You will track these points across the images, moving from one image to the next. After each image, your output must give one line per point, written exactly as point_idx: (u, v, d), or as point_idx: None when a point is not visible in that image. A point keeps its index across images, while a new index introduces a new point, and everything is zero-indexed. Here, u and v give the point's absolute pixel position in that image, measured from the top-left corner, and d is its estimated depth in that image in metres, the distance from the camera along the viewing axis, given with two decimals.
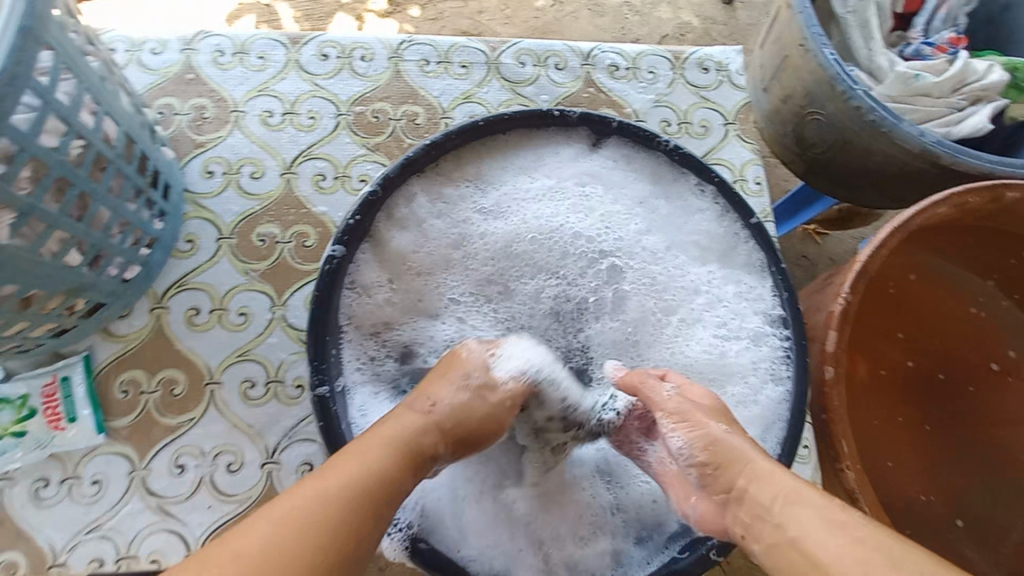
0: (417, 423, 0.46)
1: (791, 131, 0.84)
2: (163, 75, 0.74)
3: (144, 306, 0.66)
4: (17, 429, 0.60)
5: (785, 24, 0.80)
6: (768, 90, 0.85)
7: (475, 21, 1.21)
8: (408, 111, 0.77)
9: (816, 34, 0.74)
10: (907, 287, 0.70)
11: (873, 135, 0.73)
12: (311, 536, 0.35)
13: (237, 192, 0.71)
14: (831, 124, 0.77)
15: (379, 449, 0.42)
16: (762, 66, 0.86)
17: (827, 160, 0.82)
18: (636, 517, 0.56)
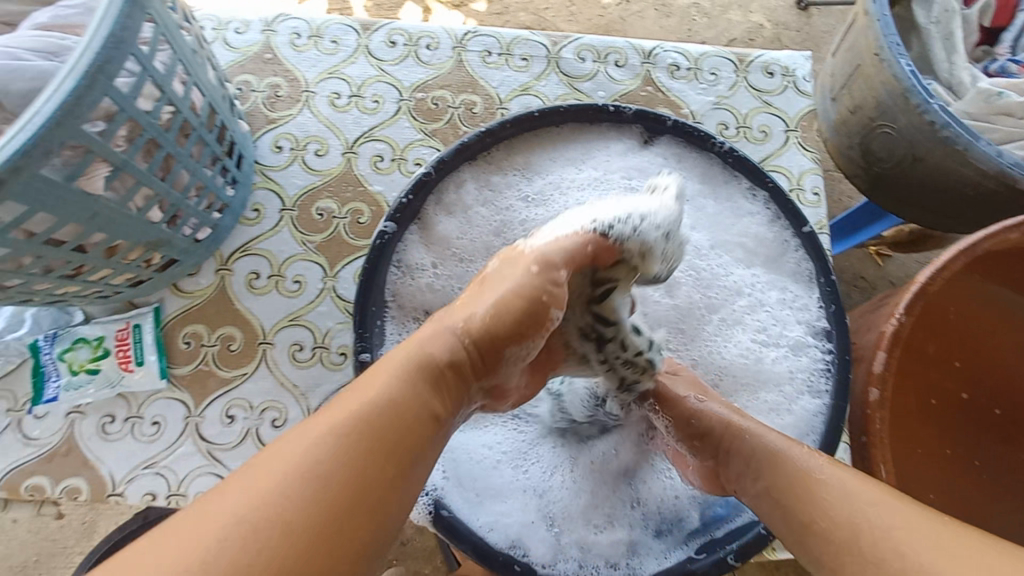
0: (439, 332, 0.44)
1: (858, 143, 0.81)
2: (244, 53, 0.79)
3: (210, 266, 0.71)
4: (92, 367, 0.67)
5: (861, 31, 0.77)
6: (837, 100, 0.82)
7: (539, 17, 1.22)
8: (467, 99, 0.79)
9: (893, 44, 0.71)
10: (973, 315, 0.66)
11: (946, 152, 0.70)
12: (339, 445, 0.36)
13: (302, 167, 0.75)
14: (901, 137, 0.74)
15: (406, 361, 0.41)
16: (833, 75, 0.84)
17: (896, 176, 0.78)
18: (653, 511, 0.57)
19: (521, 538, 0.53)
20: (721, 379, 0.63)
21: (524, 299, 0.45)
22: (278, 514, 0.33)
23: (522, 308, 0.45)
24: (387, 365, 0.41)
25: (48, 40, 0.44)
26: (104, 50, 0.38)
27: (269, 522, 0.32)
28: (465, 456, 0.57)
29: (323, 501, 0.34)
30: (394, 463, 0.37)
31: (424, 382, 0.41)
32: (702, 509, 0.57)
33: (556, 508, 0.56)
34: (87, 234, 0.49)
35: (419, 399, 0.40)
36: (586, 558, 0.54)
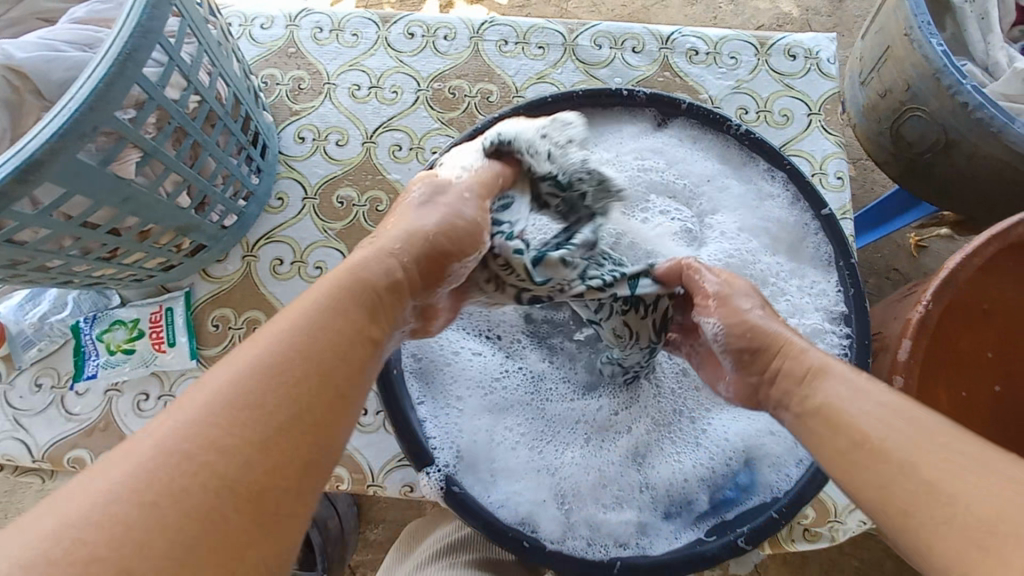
0: (366, 257, 0.43)
1: (887, 128, 0.79)
2: (268, 47, 0.82)
3: (237, 252, 0.74)
4: (128, 347, 0.70)
5: (891, 13, 0.75)
6: (867, 83, 0.80)
7: (561, 9, 1.22)
8: (483, 89, 0.80)
9: (924, 22, 0.70)
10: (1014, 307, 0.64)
11: (981, 135, 0.68)
12: (262, 371, 0.34)
13: (323, 157, 0.78)
14: (933, 120, 0.72)
15: (327, 287, 0.40)
16: (863, 58, 0.82)
17: (927, 162, 0.76)
18: (662, 493, 0.57)
19: (530, 515, 0.54)
20: None
21: (450, 223, 0.47)
22: (203, 443, 0.31)
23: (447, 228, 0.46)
24: (307, 294, 0.40)
25: (85, 33, 0.47)
26: (133, 38, 0.40)
27: (196, 454, 0.30)
28: (474, 433, 0.58)
29: (252, 424, 0.32)
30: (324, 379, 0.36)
31: (349, 301, 0.40)
32: (712, 492, 0.57)
33: (567, 488, 0.56)
34: (121, 217, 0.52)
35: (345, 318, 0.39)
36: (595, 537, 0.54)
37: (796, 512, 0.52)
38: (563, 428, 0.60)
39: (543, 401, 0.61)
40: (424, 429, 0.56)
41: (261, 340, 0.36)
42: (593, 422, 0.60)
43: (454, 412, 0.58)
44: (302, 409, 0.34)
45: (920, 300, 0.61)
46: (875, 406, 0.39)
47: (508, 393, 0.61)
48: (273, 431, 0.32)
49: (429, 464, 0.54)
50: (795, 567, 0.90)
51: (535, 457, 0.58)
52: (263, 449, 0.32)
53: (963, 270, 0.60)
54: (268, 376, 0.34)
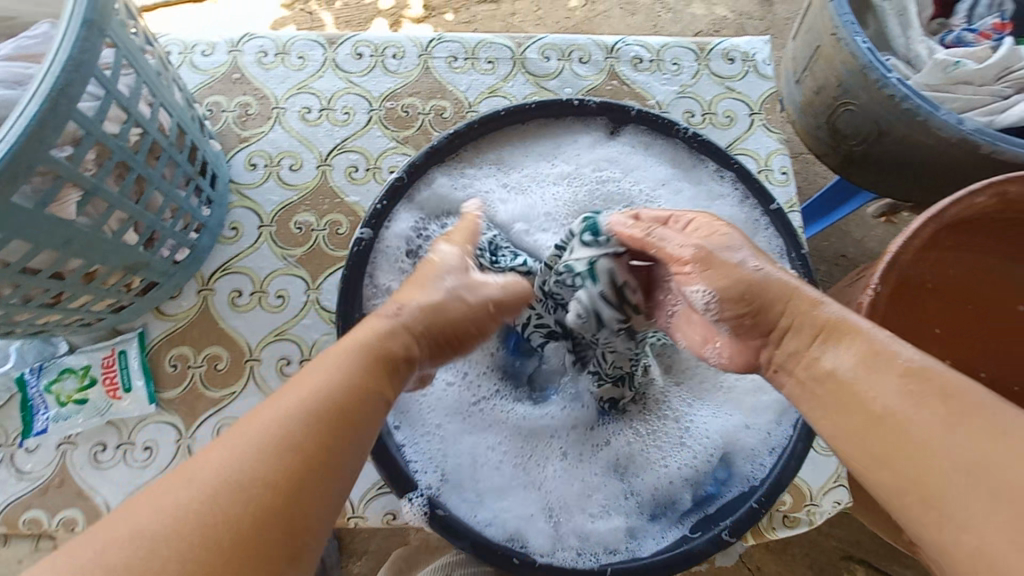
0: (391, 326, 0.44)
1: (824, 122, 0.84)
2: (211, 74, 0.80)
3: (192, 287, 0.71)
4: (80, 397, 0.67)
5: (818, 14, 0.79)
6: (801, 82, 0.85)
7: (508, 23, 1.24)
8: (436, 105, 0.80)
9: (848, 22, 0.74)
10: (951, 283, 0.69)
11: (909, 124, 0.72)
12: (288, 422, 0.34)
13: (277, 183, 0.76)
14: (865, 113, 0.76)
15: (344, 349, 0.41)
16: (795, 58, 0.86)
17: (863, 152, 0.81)
18: (647, 495, 0.58)
19: (519, 531, 0.54)
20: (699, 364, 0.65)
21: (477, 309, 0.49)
22: (215, 500, 0.30)
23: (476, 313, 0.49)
24: (325, 354, 0.40)
25: (13, 70, 0.45)
26: (65, 73, 0.38)
27: (216, 504, 0.30)
28: (458, 456, 0.57)
29: (278, 479, 0.32)
30: (342, 438, 0.36)
31: (369, 363, 0.40)
32: (694, 489, 0.57)
33: (554, 501, 0.57)
34: (63, 260, 0.49)
35: (364, 377, 0.39)
36: (585, 546, 0.54)
37: (775, 499, 0.53)
38: (547, 441, 0.60)
39: (527, 417, 0.61)
40: (404, 455, 0.55)
41: (287, 398, 0.36)
42: (577, 433, 0.60)
43: (437, 436, 0.58)
44: (326, 466, 0.34)
45: (870, 285, 0.63)
46: (896, 377, 0.38)
47: (489, 413, 0.60)
48: (297, 488, 0.32)
49: (412, 489, 0.52)
50: (777, 552, 0.93)
51: (521, 473, 0.58)
52: (283, 507, 0.32)
53: (905, 255, 0.63)
54: (291, 434, 0.34)
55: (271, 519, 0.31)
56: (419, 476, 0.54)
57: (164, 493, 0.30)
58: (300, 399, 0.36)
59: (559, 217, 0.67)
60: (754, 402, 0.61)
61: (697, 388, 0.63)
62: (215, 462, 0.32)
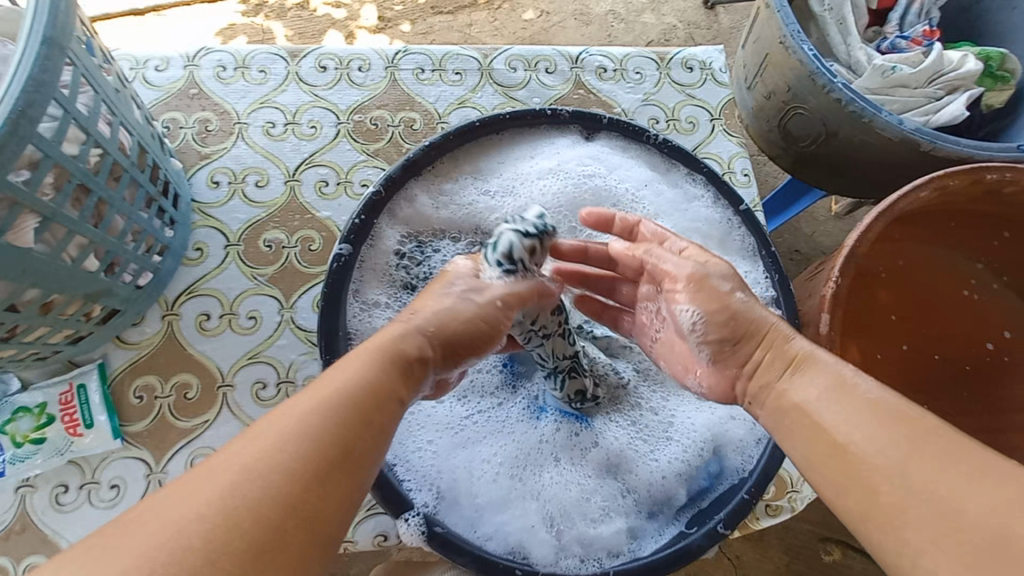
0: (405, 330, 0.45)
1: (776, 125, 0.87)
2: (166, 90, 0.77)
3: (155, 313, 0.68)
4: (37, 436, 0.62)
5: (764, 24, 0.83)
6: (751, 88, 0.88)
7: (465, 34, 1.25)
8: (405, 117, 0.80)
9: (794, 31, 0.78)
10: (902, 273, 0.73)
11: (856, 125, 0.76)
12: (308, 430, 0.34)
13: (242, 200, 0.73)
14: (814, 116, 0.81)
15: (357, 359, 0.40)
16: (745, 66, 0.90)
17: (814, 153, 0.85)
18: (641, 494, 0.59)
19: (520, 543, 0.54)
20: None
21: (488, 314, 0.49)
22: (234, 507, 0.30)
23: (488, 320, 0.49)
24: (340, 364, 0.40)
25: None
26: (25, 94, 0.36)
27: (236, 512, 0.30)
28: (453, 471, 0.57)
29: (298, 495, 0.32)
30: (359, 450, 0.36)
31: (383, 373, 0.40)
32: (687, 484, 0.59)
33: (553, 509, 0.57)
34: (19, 292, 0.46)
35: (379, 388, 0.39)
36: (587, 552, 0.55)
37: (765, 488, 0.55)
38: (541, 449, 0.60)
39: (517, 425, 0.61)
40: (398, 475, 0.54)
41: (302, 409, 0.35)
42: (568, 437, 0.61)
43: (430, 452, 0.57)
44: (345, 480, 0.34)
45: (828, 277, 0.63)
46: (861, 403, 0.41)
47: (480, 424, 0.61)
48: (317, 502, 0.32)
49: (407, 509, 0.51)
50: (755, 541, 0.96)
51: (516, 483, 0.58)
52: (304, 522, 0.31)
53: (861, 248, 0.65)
54: (309, 447, 0.34)
55: (292, 533, 0.31)
56: (415, 496, 0.53)
57: (182, 495, 0.30)
58: (316, 410, 0.35)
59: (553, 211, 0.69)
60: None
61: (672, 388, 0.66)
62: (226, 477, 0.31)
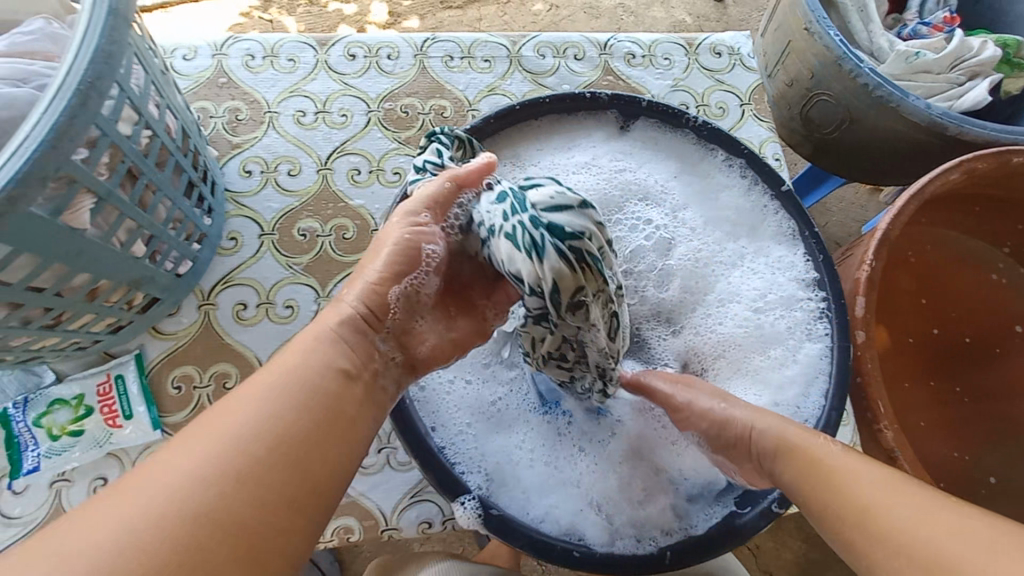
0: (330, 311, 0.45)
1: (797, 114, 0.81)
2: (196, 79, 0.76)
3: (191, 303, 0.67)
4: (75, 428, 0.62)
5: (787, 10, 0.78)
6: (772, 77, 0.82)
7: (474, 28, 1.24)
8: (436, 104, 0.79)
9: (820, 17, 0.72)
10: (925, 258, 0.69)
11: (881, 111, 0.71)
12: (262, 433, 0.36)
13: (276, 189, 0.73)
14: (836, 103, 0.75)
15: (298, 363, 0.40)
16: (764, 54, 0.84)
17: (837, 141, 0.79)
18: (685, 480, 0.58)
19: (572, 526, 0.53)
20: (726, 353, 0.64)
21: (402, 252, 0.45)
22: (184, 508, 0.33)
23: (393, 250, 0.45)
24: (272, 366, 0.40)
25: (16, 66, 0.45)
26: (92, 66, 0.36)
27: (184, 513, 0.32)
28: (493, 456, 0.56)
29: (226, 508, 0.33)
30: (299, 456, 0.37)
31: (320, 375, 0.40)
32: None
33: (598, 494, 0.56)
34: (71, 276, 0.45)
35: (315, 393, 0.39)
36: (642, 534, 0.54)
37: None
38: (575, 435, 0.58)
39: (546, 410, 0.59)
40: (447, 458, 0.54)
41: (232, 420, 0.37)
42: (586, 427, 0.58)
43: (470, 435, 0.56)
44: (286, 486, 0.36)
45: (862, 260, 0.60)
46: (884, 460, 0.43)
47: (512, 409, 0.59)
48: (249, 510, 0.34)
49: (462, 493, 0.51)
50: (776, 531, 0.95)
51: (558, 469, 0.56)
52: (238, 529, 0.33)
53: (895, 230, 0.60)
54: (237, 458, 0.35)
55: (220, 540, 0.33)
56: (469, 477, 0.53)
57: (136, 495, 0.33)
58: (248, 424, 0.36)
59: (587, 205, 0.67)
60: (779, 376, 0.62)
61: (711, 374, 0.64)
62: (155, 492, 0.33)
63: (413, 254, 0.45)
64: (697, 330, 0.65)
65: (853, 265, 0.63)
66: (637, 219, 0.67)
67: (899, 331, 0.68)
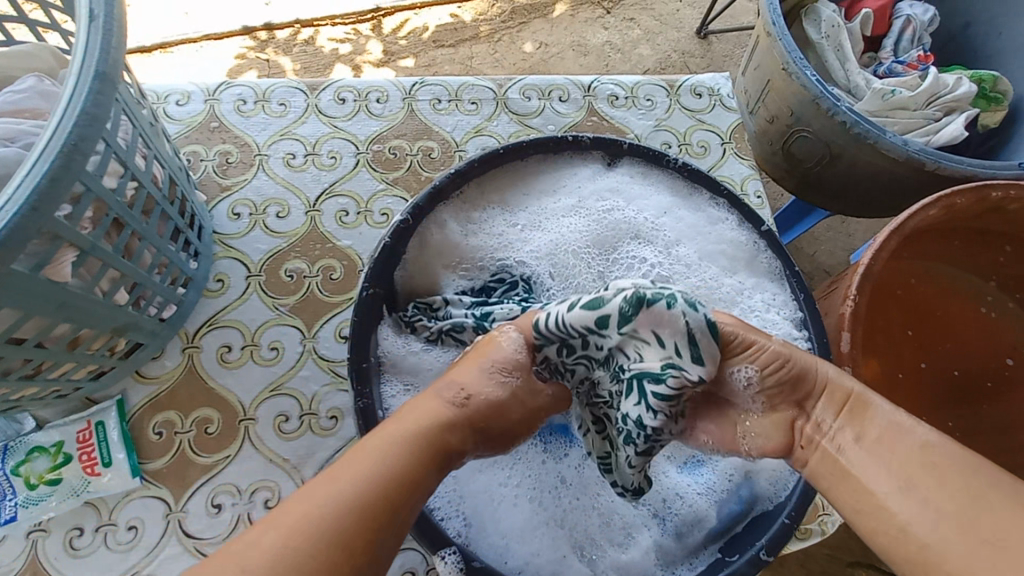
0: (456, 411, 0.43)
1: (779, 149, 0.83)
2: (187, 124, 0.78)
3: (176, 346, 0.67)
4: (52, 477, 0.60)
5: (765, 51, 0.79)
6: (754, 113, 0.84)
7: (466, 66, 1.27)
8: (423, 146, 0.81)
9: (797, 58, 0.73)
10: (914, 291, 0.69)
11: (859, 147, 0.72)
12: (384, 489, 0.36)
13: (263, 231, 0.73)
14: (818, 139, 0.76)
15: (391, 443, 0.39)
16: (744, 92, 0.86)
17: (819, 176, 0.81)
18: (671, 514, 0.57)
19: None
20: None
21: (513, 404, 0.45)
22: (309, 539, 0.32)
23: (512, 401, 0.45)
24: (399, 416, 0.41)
25: (5, 125, 0.46)
26: (78, 128, 0.37)
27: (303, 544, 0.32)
28: (475, 499, 0.54)
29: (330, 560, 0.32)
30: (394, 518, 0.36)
31: (431, 452, 0.40)
32: (720, 507, 0.56)
33: (580, 536, 0.55)
34: (51, 328, 0.45)
35: (411, 463, 0.38)
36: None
37: (805, 511, 0.52)
38: (552, 459, 0.58)
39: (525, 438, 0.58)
40: (426, 505, 0.53)
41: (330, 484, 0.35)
42: (576, 459, 0.58)
43: (451, 477, 0.55)
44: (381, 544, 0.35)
45: (845, 295, 0.61)
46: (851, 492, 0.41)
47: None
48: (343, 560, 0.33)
49: (444, 545, 0.49)
50: None
51: (539, 508, 0.56)
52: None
53: (878, 264, 0.61)
54: (350, 504, 0.34)
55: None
56: (448, 526, 0.52)
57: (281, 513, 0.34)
58: (371, 467, 0.37)
59: (580, 246, 0.67)
60: None
61: None
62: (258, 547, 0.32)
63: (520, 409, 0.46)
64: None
65: (836, 298, 0.64)
66: (632, 259, 0.67)
67: (891, 363, 0.67)
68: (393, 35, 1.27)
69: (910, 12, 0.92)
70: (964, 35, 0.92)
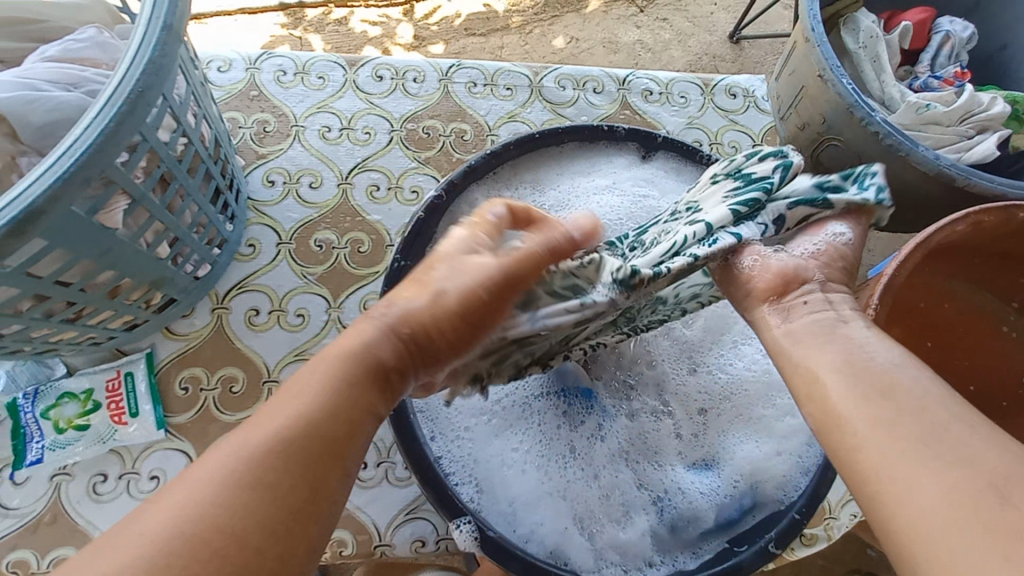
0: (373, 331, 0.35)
1: (808, 156, 0.83)
2: (228, 91, 0.80)
3: (205, 306, 0.68)
4: (80, 422, 0.62)
5: (801, 57, 0.78)
6: (785, 119, 0.84)
7: (496, 56, 1.28)
8: (457, 128, 0.81)
9: (834, 66, 0.72)
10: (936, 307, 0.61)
11: (890, 160, 0.72)
12: (275, 451, 0.29)
13: (296, 200, 0.75)
14: (850, 148, 0.76)
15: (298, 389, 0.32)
16: (778, 96, 0.86)
17: None
18: (670, 505, 0.57)
19: (558, 548, 0.54)
20: (735, 397, 0.61)
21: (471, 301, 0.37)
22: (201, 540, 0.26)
23: (470, 301, 0.37)
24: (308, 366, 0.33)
25: (70, 72, 0.48)
26: (144, 76, 0.39)
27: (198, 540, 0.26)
28: (487, 464, 0.56)
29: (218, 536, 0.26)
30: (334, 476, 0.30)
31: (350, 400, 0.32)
32: (720, 510, 0.56)
33: (582, 510, 0.56)
34: (96, 273, 0.47)
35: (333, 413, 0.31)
36: (624, 560, 0.55)
37: (815, 509, 0.53)
38: (567, 424, 0.59)
39: (541, 407, 0.59)
40: (441, 470, 0.54)
41: (235, 449, 0.29)
42: (590, 431, 0.59)
43: (465, 442, 0.57)
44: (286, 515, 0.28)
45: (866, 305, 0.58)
46: None
47: (509, 412, 0.59)
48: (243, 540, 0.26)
49: (458, 515, 0.50)
50: None
51: (546, 475, 0.57)
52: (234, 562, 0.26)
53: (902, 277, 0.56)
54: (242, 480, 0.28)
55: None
56: (460, 492, 0.54)
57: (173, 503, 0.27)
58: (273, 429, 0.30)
59: (611, 226, 0.67)
60: (781, 427, 0.59)
61: (715, 418, 0.60)
62: (148, 525, 0.26)
63: (486, 302, 0.37)
64: (710, 369, 0.62)
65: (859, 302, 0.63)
66: None
67: None
68: (424, 20, 1.28)
69: (950, 28, 0.90)
70: (1004, 53, 0.91)
